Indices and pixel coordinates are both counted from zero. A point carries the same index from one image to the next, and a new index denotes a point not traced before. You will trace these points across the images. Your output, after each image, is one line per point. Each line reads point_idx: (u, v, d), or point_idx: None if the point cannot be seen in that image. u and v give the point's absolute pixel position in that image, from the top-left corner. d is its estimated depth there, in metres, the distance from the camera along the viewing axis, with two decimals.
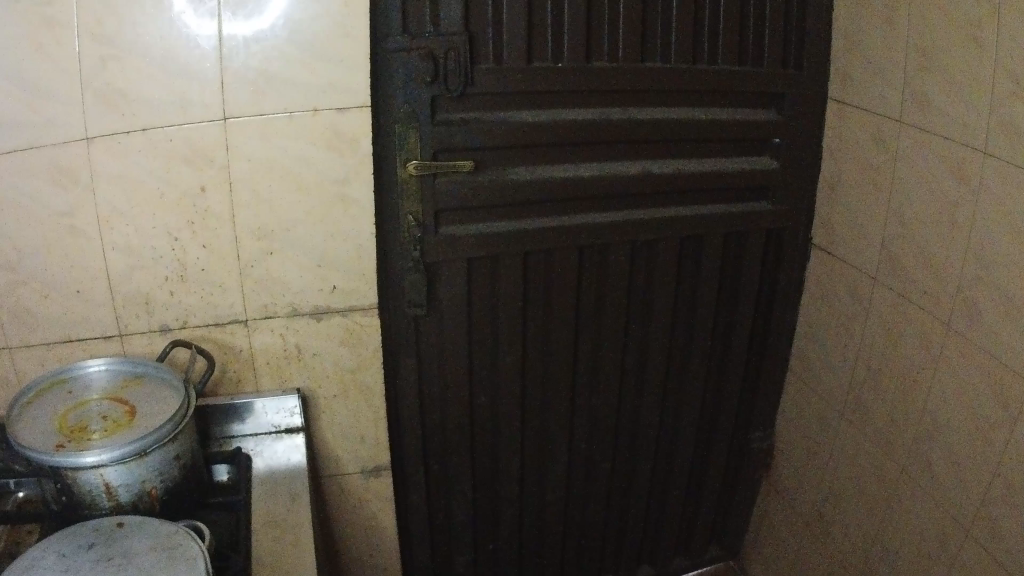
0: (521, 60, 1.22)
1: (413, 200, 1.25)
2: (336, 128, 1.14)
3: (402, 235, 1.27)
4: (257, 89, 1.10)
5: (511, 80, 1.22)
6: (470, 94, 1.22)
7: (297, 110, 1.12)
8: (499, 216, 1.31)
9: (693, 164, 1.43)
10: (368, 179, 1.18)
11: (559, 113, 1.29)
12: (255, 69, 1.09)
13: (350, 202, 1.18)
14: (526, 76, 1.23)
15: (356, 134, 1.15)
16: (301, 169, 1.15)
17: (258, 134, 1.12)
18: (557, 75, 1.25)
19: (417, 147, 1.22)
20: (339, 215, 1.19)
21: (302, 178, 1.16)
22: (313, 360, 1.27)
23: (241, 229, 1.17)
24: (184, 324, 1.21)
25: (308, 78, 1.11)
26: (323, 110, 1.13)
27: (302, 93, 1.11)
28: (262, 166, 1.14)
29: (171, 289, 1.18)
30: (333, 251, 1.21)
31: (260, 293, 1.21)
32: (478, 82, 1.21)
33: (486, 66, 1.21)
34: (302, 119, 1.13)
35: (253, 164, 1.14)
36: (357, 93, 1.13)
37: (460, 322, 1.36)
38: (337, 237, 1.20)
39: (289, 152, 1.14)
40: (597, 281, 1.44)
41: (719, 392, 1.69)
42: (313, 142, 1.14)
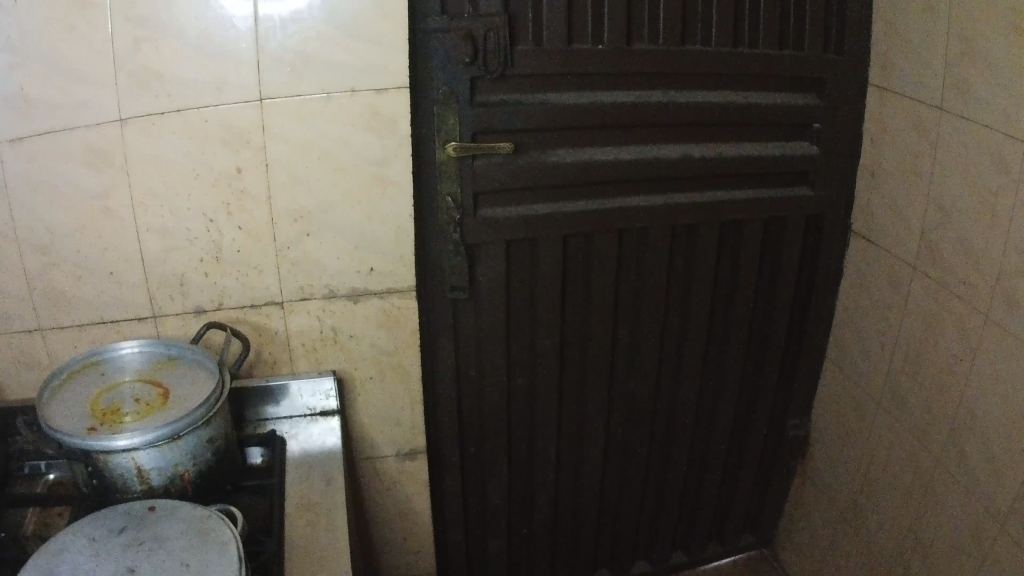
0: (561, 43, 1.20)
1: (453, 182, 1.23)
2: (374, 110, 1.13)
3: (442, 217, 1.25)
4: (293, 70, 1.09)
5: (550, 62, 1.21)
6: (509, 76, 1.20)
7: (335, 91, 1.11)
8: (540, 199, 1.30)
9: (734, 148, 1.40)
10: (403, 163, 1.16)
11: (600, 96, 1.27)
12: (291, 51, 1.08)
13: (387, 185, 1.17)
14: (565, 58, 1.21)
15: (396, 114, 1.14)
16: (339, 150, 1.14)
17: (295, 116, 1.11)
18: (597, 56, 1.23)
19: (456, 130, 1.20)
20: (378, 196, 1.17)
21: (340, 159, 1.14)
22: (348, 343, 1.26)
23: (278, 211, 1.16)
24: (219, 306, 1.21)
25: (343, 61, 1.09)
26: (360, 92, 1.11)
27: (339, 75, 1.10)
28: (298, 147, 1.13)
29: (206, 270, 1.18)
30: (371, 234, 1.20)
31: (297, 275, 1.20)
32: (518, 64, 1.19)
33: (525, 48, 1.19)
34: (339, 99, 1.11)
35: (290, 146, 1.13)
36: (393, 75, 1.11)
37: (496, 307, 1.35)
38: (374, 220, 1.19)
39: (326, 135, 1.13)
40: (637, 266, 1.43)
41: (757, 378, 1.67)
42: (350, 123, 1.13)
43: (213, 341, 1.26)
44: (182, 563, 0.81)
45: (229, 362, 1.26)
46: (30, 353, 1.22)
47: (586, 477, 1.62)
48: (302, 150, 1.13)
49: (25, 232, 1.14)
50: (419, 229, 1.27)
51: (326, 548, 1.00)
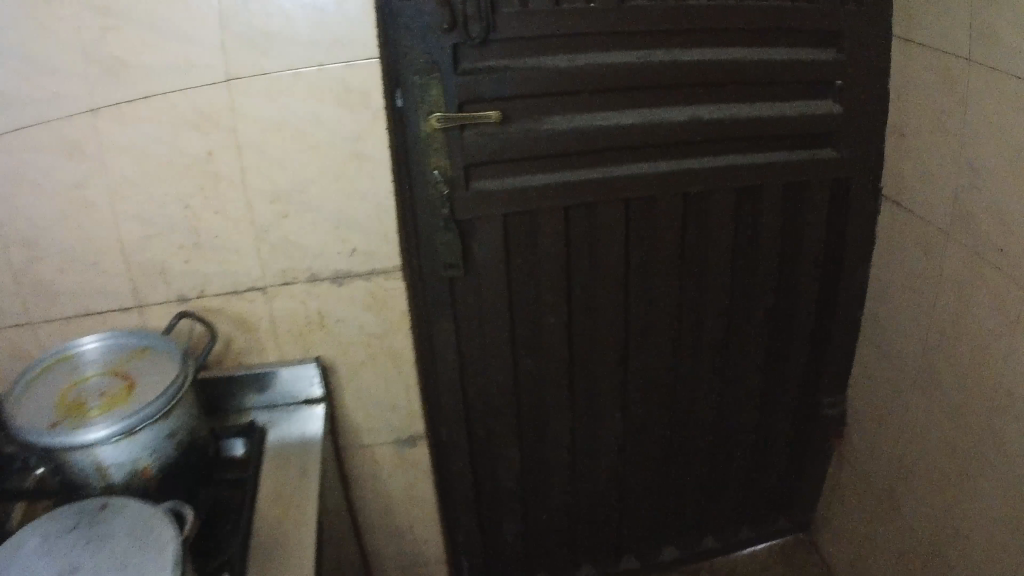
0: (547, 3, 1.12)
1: (440, 155, 1.17)
2: (345, 84, 1.05)
3: (429, 195, 1.20)
4: (258, 44, 1.02)
5: (538, 24, 1.13)
6: (492, 39, 1.13)
7: (303, 66, 1.03)
8: (535, 170, 1.23)
9: (748, 111, 1.31)
10: (378, 137, 1.08)
11: (592, 58, 1.18)
12: (255, 24, 1.00)
13: (365, 163, 1.09)
14: (554, 20, 1.13)
15: (368, 87, 1.05)
16: (310, 127, 1.07)
17: (264, 94, 1.04)
18: (585, 15, 1.15)
19: (440, 101, 1.14)
20: (355, 171, 1.10)
21: (312, 136, 1.07)
22: (336, 328, 1.19)
23: (253, 194, 1.10)
24: (201, 293, 1.16)
25: (310, 32, 1.01)
26: (327, 66, 1.04)
27: (307, 47, 1.02)
28: (270, 127, 1.06)
29: (187, 257, 1.14)
30: (353, 213, 1.12)
31: (279, 259, 1.14)
32: (502, 28, 1.12)
33: (507, 8, 1.12)
34: (308, 76, 1.04)
35: (261, 125, 1.06)
36: (362, 45, 1.03)
37: (497, 284, 1.29)
38: (353, 199, 1.11)
39: (298, 112, 1.06)
40: (646, 240, 1.35)
41: (785, 353, 1.58)
42: (321, 99, 1.05)
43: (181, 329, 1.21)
44: (118, 565, 0.77)
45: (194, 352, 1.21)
46: (20, 348, 1.19)
47: (604, 459, 1.56)
48: (274, 128, 1.06)
49: (7, 228, 1.10)
50: (405, 208, 1.21)
51: (295, 546, 0.95)
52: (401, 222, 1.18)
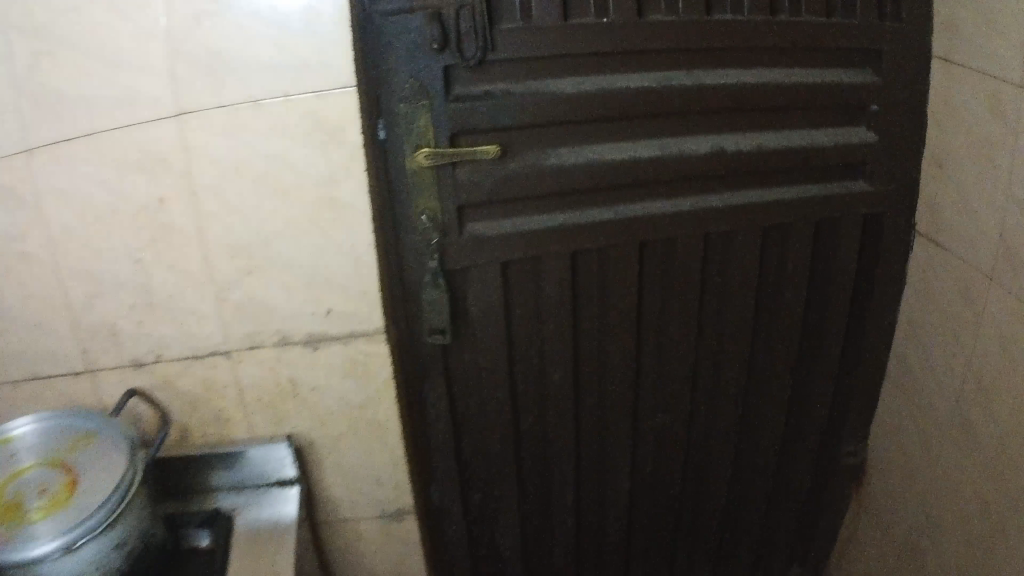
0: (553, 15, 0.97)
1: (428, 197, 1.01)
2: (316, 117, 0.87)
3: (416, 242, 1.03)
4: (213, 72, 0.85)
5: (545, 41, 0.97)
6: (490, 61, 0.97)
7: (266, 97, 0.86)
8: (541, 210, 1.08)
9: (778, 140, 1.15)
10: (356, 179, 0.90)
11: (606, 81, 1.03)
12: (209, 48, 0.84)
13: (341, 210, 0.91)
14: (565, 37, 0.98)
15: (343, 120, 0.88)
16: (276, 168, 0.89)
17: (221, 130, 0.87)
18: (595, 30, 0.99)
19: (430, 133, 0.98)
20: (328, 218, 0.92)
21: (279, 179, 0.90)
22: (311, 396, 1.04)
23: (211, 246, 0.93)
24: (160, 356, 1.01)
25: (273, 57, 0.84)
26: (294, 95, 0.86)
27: (271, 74, 0.85)
28: (230, 168, 0.89)
29: (140, 318, 0.98)
30: (327, 268, 0.95)
31: (244, 320, 0.98)
32: (501, 48, 0.97)
33: (505, 24, 0.96)
34: (273, 107, 0.87)
35: (219, 166, 0.89)
36: (335, 71, 0.86)
37: (492, 339, 1.13)
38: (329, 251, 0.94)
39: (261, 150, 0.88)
40: (662, 284, 1.20)
41: (807, 400, 1.44)
42: (289, 134, 0.88)
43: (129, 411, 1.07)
44: None
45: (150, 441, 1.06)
46: None
47: (611, 520, 1.41)
48: (233, 170, 0.89)
49: None
50: (388, 258, 1.04)
51: None
52: (383, 275, 1.01)
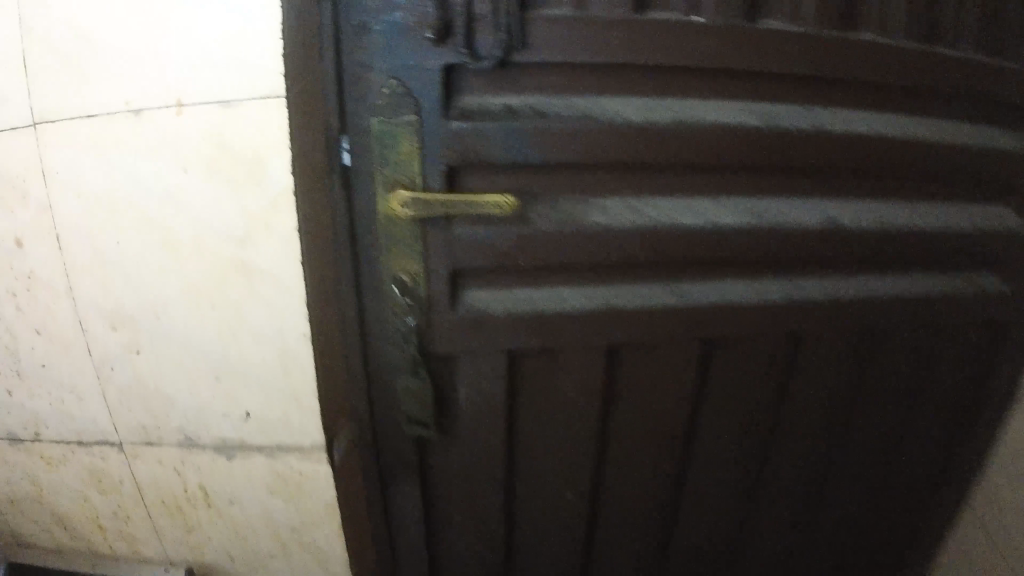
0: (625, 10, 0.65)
1: (402, 253, 0.69)
2: (222, 140, 0.55)
3: (385, 315, 0.72)
4: (77, 66, 0.54)
5: (598, 42, 0.65)
6: (513, 64, 0.66)
7: (151, 107, 0.54)
8: (565, 281, 0.74)
9: (904, 218, 0.81)
10: (281, 236, 0.58)
11: (686, 111, 0.70)
12: (71, 27, 0.53)
13: (258, 282, 0.60)
14: (635, 40, 0.66)
15: (261, 147, 0.56)
16: (163, 211, 0.58)
17: (87, 151, 0.56)
18: (679, 34, 0.66)
19: (416, 165, 0.66)
20: (237, 291, 0.60)
21: (166, 225, 0.58)
22: (228, 509, 0.78)
23: (85, 310, 0.65)
24: (37, 436, 0.77)
25: (167, 50, 0.53)
26: (191, 108, 0.54)
27: (160, 72, 0.53)
28: (102, 209, 0.59)
29: (6, 387, 0.74)
30: (238, 355, 0.64)
31: (134, 410, 0.71)
32: (533, 45, 0.65)
33: (544, 15, 0.64)
34: (159, 121, 0.55)
35: (88, 205, 0.59)
36: (257, 74, 0.54)
37: (477, 453, 0.81)
38: (240, 334, 0.63)
39: (140, 184, 0.57)
40: (720, 394, 0.85)
41: (877, 551, 1.06)
42: (183, 164, 0.56)
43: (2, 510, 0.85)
44: None
45: (43, 543, 0.86)
46: None
47: None
48: (104, 209, 0.59)
49: None
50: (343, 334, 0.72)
51: None
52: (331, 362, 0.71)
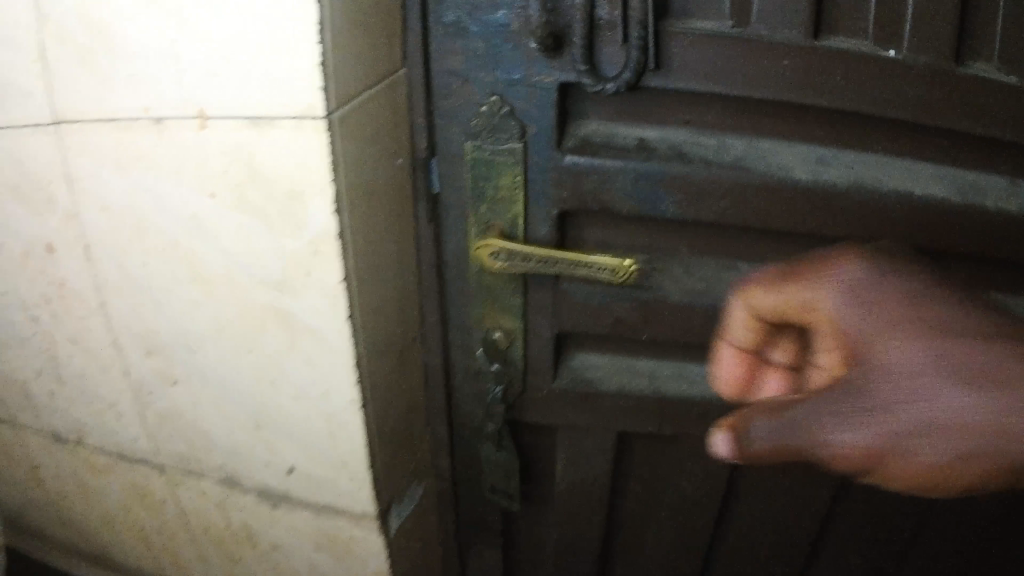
0: (796, 35, 0.50)
1: (496, 309, 0.58)
2: (251, 173, 0.43)
3: (473, 377, 0.62)
4: (91, 59, 0.43)
5: (757, 72, 0.51)
6: (646, 88, 0.52)
7: (168, 116, 0.43)
8: (699, 359, 0.61)
9: None
10: (322, 288, 0.47)
11: (872, 171, 0.54)
12: (81, 17, 0.42)
13: (299, 337, 0.49)
14: (807, 76, 0.51)
15: (295, 187, 0.43)
16: (191, 240, 0.48)
17: (109, 160, 0.47)
18: (865, 74, 0.51)
19: (519, 207, 0.55)
20: (273, 339, 0.50)
21: (194, 257, 0.49)
22: (274, 552, 0.68)
23: (119, 330, 0.57)
24: (83, 440, 0.70)
25: (184, 49, 0.41)
26: (215, 122, 0.42)
27: (177, 75, 0.42)
28: (130, 226, 0.50)
29: (51, 388, 0.67)
30: (280, 408, 0.54)
31: (174, 439, 0.63)
32: (673, 67, 0.51)
33: (689, 30, 0.50)
34: (181, 140, 0.44)
35: (116, 219, 0.50)
36: (284, 86, 0.40)
37: (565, 529, 0.70)
38: (281, 388, 0.53)
39: (166, 206, 0.47)
40: (865, 512, 0.68)
41: None
42: (211, 191, 0.46)
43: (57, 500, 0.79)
44: None
45: (96, 540, 0.80)
46: None
47: None
48: (132, 227, 0.50)
49: None
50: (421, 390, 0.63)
51: None
52: (402, 424, 0.61)
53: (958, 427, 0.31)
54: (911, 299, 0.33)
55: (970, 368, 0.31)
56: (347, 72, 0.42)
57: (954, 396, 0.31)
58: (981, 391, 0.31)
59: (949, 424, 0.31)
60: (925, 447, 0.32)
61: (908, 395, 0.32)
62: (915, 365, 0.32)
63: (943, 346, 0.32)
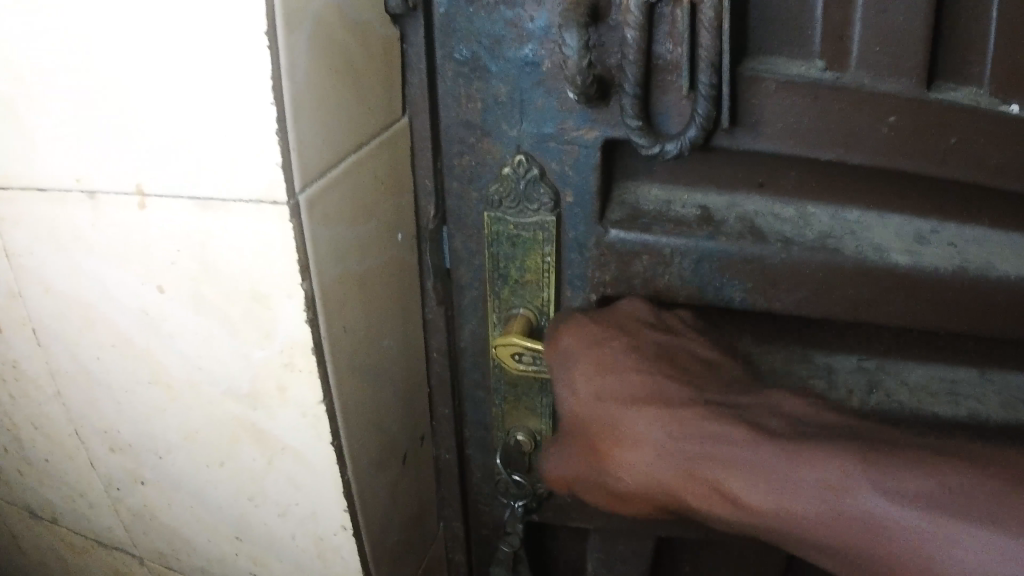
0: (906, 87, 0.40)
1: (521, 407, 0.49)
2: (203, 262, 0.39)
3: (492, 479, 0.53)
4: (17, 123, 0.39)
5: (845, 132, 0.41)
6: (717, 148, 0.43)
7: (107, 190, 0.39)
8: None
9: None
10: (301, 408, 0.41)
11: (981, 252, 0.43)
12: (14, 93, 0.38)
13: (277, 453, 0.44)
14: (907, 136, 0.41)
15: (256, 276, 0.38)
16: (144, 337, 0.43)
17: (55, 244, 0.42)
18: (986, 141, 0.40)
19: (549, 293, 0.46)
20: (242, 440, 0.45)
21: (151, 358, 0.44)
22: None
23: (80, 420, 0.51)
24: (56, 520, 0.62)
25: (113, 119, 0.36)
26: (155, 200, 0.38)
27: (109, 151, 0.37)
28: (84, 312, 0.44)
29: (18, 467, 0.59)
30: (259, 522, 0.48)
31: (149, 534, 0.55)
32: (740, 122, 0.41)
33: (777, 75, 0.40)
34: (128, 227, 0.39)
35: (68, 303, 0.45)
36: (242, 166, 0.35)
37: None
38: (261, 504, 0.47)
39: (117, 297, 0.43)
40: None
41: None
42: (163, 287, 0.41)
43: None
44: None
45: None
46: None
47: None
48: (78, 315, 0.45)
49: None
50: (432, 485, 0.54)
51: None
52: (411, 528, 0.52)
53: (628, 459, 0.38)
54: (596, 357, 0.41)
55: (618, 430, 0.39)
56: (304, 145, 0.36)
57: (615, 426, 0.39)
58: (624, 442, 0.38)
59: (615, 451, 0.39)
60: (616, 475, 0.39)
61: (586, 423, 0.40)
62: (589, 417, 0.40)
63: (604, 382, 0.40)
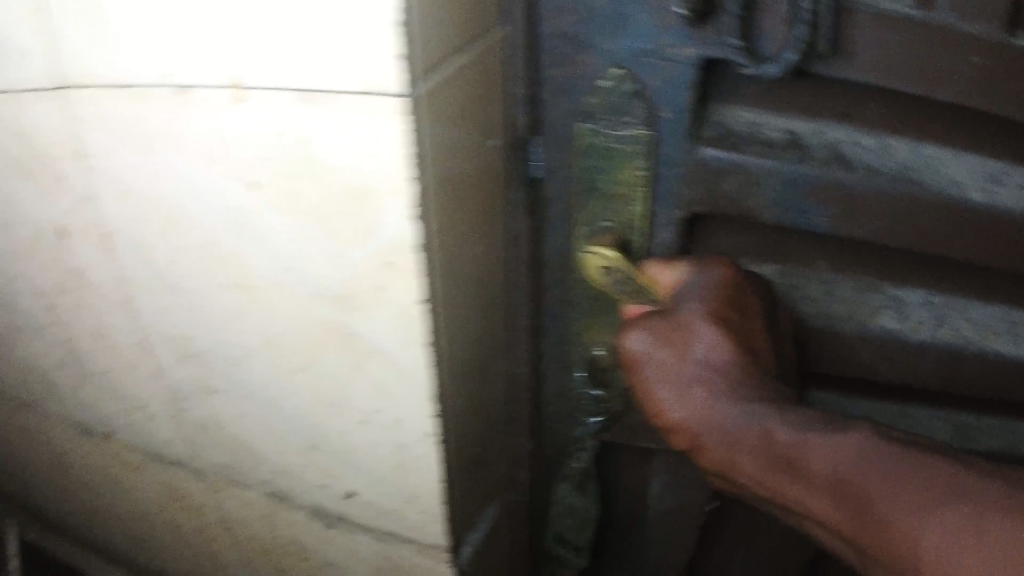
0: (989, 29, 0.39)
1: (603, 321, 0.51)
2: (304, 156, 0.39)
3: (566, 397, 0.54)
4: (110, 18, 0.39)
5: (932, 67, 0.41)
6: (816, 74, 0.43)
7: (201, 84, 0.39)
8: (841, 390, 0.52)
9: None
10: (396, 309, 0.42)
11: None
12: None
13: (363, 358, 0.45)
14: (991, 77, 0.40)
15: (360, 168, 0.39)
16: (231, 238, 0.44)
17: (143, 144, 0.43)
18: None
19: (639, 208, 0.47)
20: (326, 341, 0.45)
21: (236, 261, 0.45)
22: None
23: (152, 329, 0.51)
24: (111, 438, 0.63)
25: (218, 9, 0.37)
26: (253, 92, 0.38)
27: (213, 43, 0.38)
28: (169, 212, 0.45)
29: (77, 383, 0.60)
30: (335, 428, 0.49)
31: (213, 447, 0.56)
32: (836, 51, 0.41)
33: (872, 7, 0.40)
34: (224, 122, 0.40)
35: (153, 205, 0.45)
36: (361, 57, 0.35)
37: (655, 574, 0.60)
38: (340, 411, 0.48)
39: (204, 197, 0.43)
40: None
41: None
42: (256, 181, 0.41)
43: (87, 501, 0.72)
44: None
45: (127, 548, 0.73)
46: None
47: None
48: (159, 219, 0.46)
49: None
50: (500, 405, 0.55)
51: None
52: (479, 448, 0.53)
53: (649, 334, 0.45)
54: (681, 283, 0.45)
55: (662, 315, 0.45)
56: (422, 41, 0.36)
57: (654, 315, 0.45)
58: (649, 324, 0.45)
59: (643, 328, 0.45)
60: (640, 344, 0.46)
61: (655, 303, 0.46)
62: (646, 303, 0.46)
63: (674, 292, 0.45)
